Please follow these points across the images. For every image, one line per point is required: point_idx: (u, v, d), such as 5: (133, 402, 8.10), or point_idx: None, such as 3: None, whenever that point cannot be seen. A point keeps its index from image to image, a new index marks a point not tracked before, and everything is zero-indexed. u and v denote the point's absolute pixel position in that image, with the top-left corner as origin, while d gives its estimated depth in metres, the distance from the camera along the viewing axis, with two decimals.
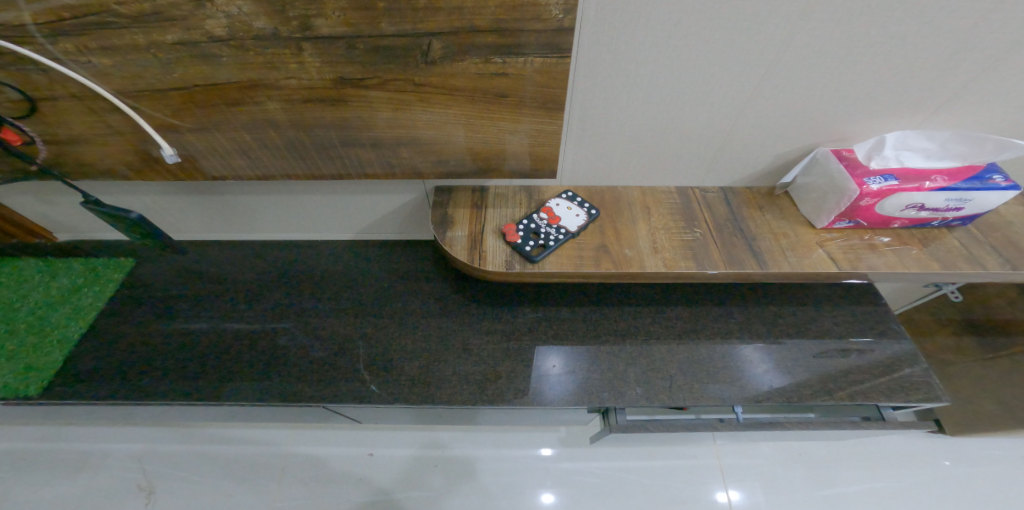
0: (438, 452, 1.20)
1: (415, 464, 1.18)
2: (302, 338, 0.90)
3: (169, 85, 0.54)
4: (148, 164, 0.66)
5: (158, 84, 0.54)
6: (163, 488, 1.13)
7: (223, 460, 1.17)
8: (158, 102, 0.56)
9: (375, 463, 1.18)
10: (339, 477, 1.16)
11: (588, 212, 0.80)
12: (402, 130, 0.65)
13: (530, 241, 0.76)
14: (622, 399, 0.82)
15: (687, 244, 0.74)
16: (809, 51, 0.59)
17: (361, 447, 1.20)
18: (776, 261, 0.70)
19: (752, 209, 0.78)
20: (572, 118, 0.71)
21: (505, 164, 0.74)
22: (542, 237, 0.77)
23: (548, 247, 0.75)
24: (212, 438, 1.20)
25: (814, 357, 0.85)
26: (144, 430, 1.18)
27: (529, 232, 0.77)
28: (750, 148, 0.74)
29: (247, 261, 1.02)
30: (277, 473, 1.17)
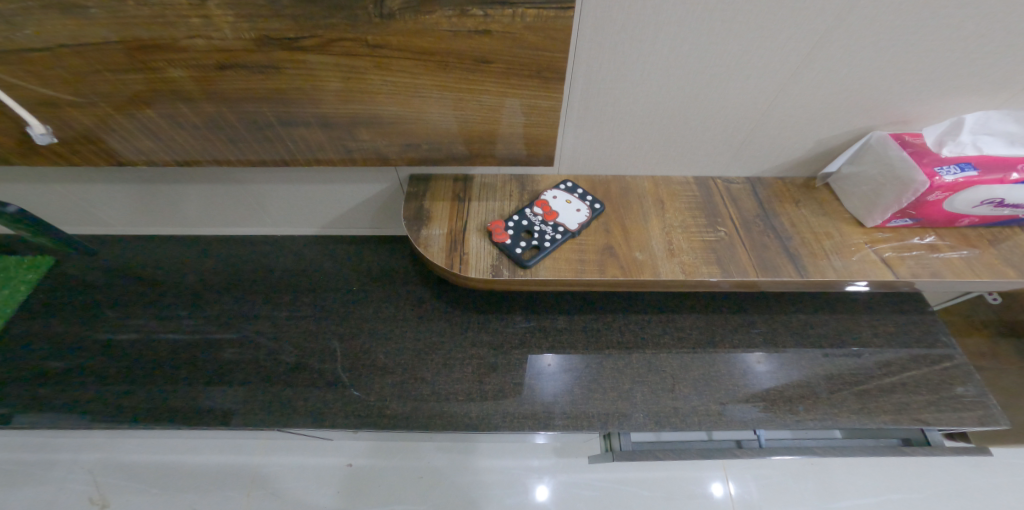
0: (423, 463, 1.09)
1: (397, 475, 1.08)
2: (255, 350, 0.78)
3: (26, 46, 0.40)
4: (29, 147, 0.52)
5: (9, 44, 0.40)
6: (118, 501, 1.01)
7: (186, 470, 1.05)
8: (15, 66, 0.42)
9: (354, 474, 1.07)
10: (314, 489, 1.05)
11: (591, 207, 0.67)
12: (358, 106, 0.51)
13: (522, 242, 0.64)
14: (628, 423, 0.70)
15: (709, 246, 0.62)
16: (880, 9, 0.46)
17: (338, 457, 1.09)
18: (818, 266, 0.58)
19: (786, 203, 0.65)
20: (574, 92, 0.58)
21: (490, 149, 0.60)
22: (536, 237, 0.64)
23: (543, 249, 0.63)
24: (171, 448, 1.07)
25: (824, 357, 0.75)
26: (95, 438, 1.05)
27: (521, 230, 0.65)
28: (787, 131, 0.61)
29: (195, 259, 0.89)
30: (245, 485, 1.05)
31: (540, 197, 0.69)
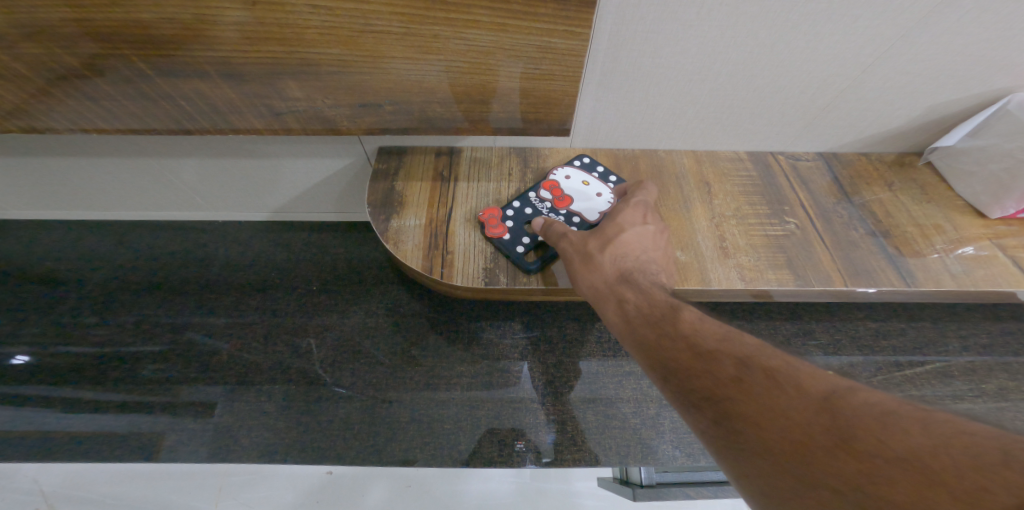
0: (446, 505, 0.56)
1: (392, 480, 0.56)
2: (185, 365, 0.63)
3: None
4: None
5: None
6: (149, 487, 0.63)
7: (87, 477, 0.56)
8: None
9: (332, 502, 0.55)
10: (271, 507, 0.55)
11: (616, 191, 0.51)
12: (279, 45, 0.34)
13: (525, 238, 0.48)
14: (653, 458, 0.58)
15: (775, 243, 0.46)
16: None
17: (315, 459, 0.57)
18: (930, 271, 0.43)
19: (870, 185, 0.49)
20: (599, 34, 0.41)
21: (480, 111, 0.43)
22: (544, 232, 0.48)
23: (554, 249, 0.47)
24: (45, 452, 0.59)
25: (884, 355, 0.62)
26: None
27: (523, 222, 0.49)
28: (885, 90, 0.45)
29: (120, 250, 0.72)
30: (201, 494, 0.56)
31: (546, 177, 0.52)
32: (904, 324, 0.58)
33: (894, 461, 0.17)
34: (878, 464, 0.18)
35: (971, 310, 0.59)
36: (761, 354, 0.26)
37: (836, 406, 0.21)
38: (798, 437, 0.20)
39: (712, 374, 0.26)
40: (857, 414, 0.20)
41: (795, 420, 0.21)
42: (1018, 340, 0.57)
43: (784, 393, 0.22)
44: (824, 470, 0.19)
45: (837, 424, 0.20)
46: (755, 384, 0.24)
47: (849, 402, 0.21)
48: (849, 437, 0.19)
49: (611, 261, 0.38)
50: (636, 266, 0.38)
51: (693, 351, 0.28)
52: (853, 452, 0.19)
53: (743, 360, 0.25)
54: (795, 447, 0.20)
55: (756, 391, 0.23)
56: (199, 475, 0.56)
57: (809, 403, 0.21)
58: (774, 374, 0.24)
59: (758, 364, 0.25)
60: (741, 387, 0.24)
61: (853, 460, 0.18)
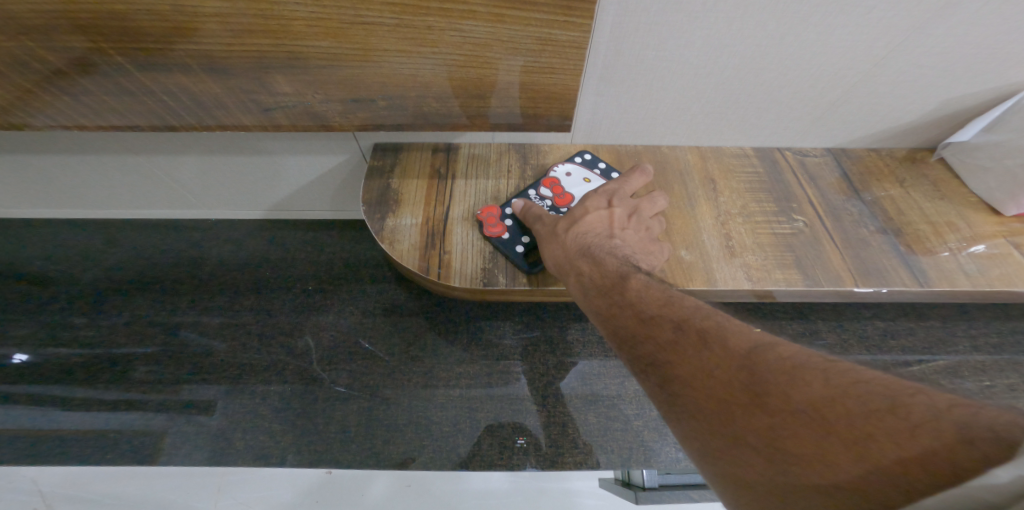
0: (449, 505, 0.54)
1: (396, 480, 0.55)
2: (179, 366, 0.62)
3: None
4: None
5: None
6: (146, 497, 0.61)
7: (77, 478, 0.54)
8: None
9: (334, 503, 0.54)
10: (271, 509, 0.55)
11: None
12: (265, 37, 0.32)
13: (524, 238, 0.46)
14: (656, 460, 0.57)
15: (783, 241, 0.45)
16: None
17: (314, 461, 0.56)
18: (943, 270, 0.42)
19: (880, 182, 0.48)
20: (602, 25, 0.39)
21: (478, 106, 0.42)
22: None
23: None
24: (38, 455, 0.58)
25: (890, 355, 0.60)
26: None
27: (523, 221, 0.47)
28: (898, 83, 0.44)
29: (111, 249, 0.71)
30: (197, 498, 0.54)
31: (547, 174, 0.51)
32: (913, 323, 0.57)
33: (796, 412, 0.19)
34: (784, 416, 0.19)
35: (982, 309, 0.58)
36: (698, 316, 0.27)
37: (756, 363, 0.22)
38: (719, 393, 0.22)
39: (653, 337, 0.27)
40: (772, 370, 0.21)
41: (718, 377, 0.22)
42: None
43: (710, 351, 0.24)
44: (744, 425, 0.20)
45: (756, 380, 0.21)
46: (689, 345, 0.25)
47: (766, 357, 0.22)
48: (764, 391, 0.20)
49: (573, 239, 0.38)
50: (597, 242, 0.38)
51: (640, 317, 0.29)
52: (765, 407, 0.20)
53: (680, 324, 0.27)
54: (719, 404, 0.22)
55: (691, 352, 0.24)
56: (198, 475, 0.55)
57: (731, 359, 0.23)
58: (704, 334, 0.25)
59: (693, 327, 0.26)
60: (677, 350, 0.25)
61: (761, 413, 0.20)
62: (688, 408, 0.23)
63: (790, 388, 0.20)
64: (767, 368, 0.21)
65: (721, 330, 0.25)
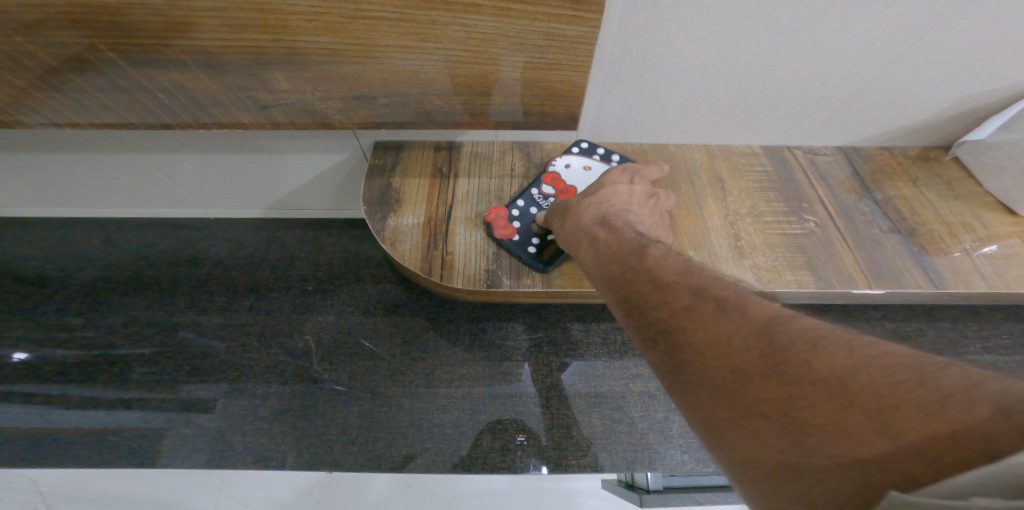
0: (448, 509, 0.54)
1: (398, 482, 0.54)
2: (177, 368, 0.61)
3: None
4: None
5: None
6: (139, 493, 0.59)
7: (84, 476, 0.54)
8: None
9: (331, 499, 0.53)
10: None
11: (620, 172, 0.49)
12: (263, 32, 0.31)
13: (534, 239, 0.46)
14: (661, 463, 0.56)
15: (794, 242, 0.44)
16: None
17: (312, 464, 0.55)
18: (958, 271, 0.41)
19: (893, 181, 0.47)
20: (612, 19, 0.38)
21: (483, 104, 0.41)
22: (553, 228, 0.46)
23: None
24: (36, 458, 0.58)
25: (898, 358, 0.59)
26: None
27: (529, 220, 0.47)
28: (915, 80, 0.42)
29: (108, 249, 0.70)
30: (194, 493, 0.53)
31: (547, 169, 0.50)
32: (924, 324, 0.56)
33: (820, 383, 0.17)
34: (803, 387, 0.17)
35: (994, 310, 0.57)
36: (715, 287, 0.25)
37: (778, 334, 0.20)
38: (734, 361, 0.20)
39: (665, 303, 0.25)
40: (793, 340, 0.19)
41: (736, 345, 0.20)
42: None
43: (730, 320, 0.22)
44: (756, 391, 0.18)
45: (775, 347, 0.19)
46: (704, 311, 0.23)
47: (789, 328, 0.20)
48: (782, 360, 0.19)
49: (591, 207, 0.38)
50: (614, 212, 0.37)
51: (649, 286, 0.27)
52: (785, 377, 0.18)
53: (697, 292, 0.24)
54: (733, 371, 0.20)
55: (703, 319, 0.23)
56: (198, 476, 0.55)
57: (752, 328, 0.21)
58: (722, 302, 0.23)
59: (711, 295, 0.24)
60: (689, 317, 0.23)
61: (783, 383, 0.18)
62: (694, 377, 0.21)
63: (812, 358, 0.18)
64: (788, 339, 0.19)
65: (737, 300, 0.23)
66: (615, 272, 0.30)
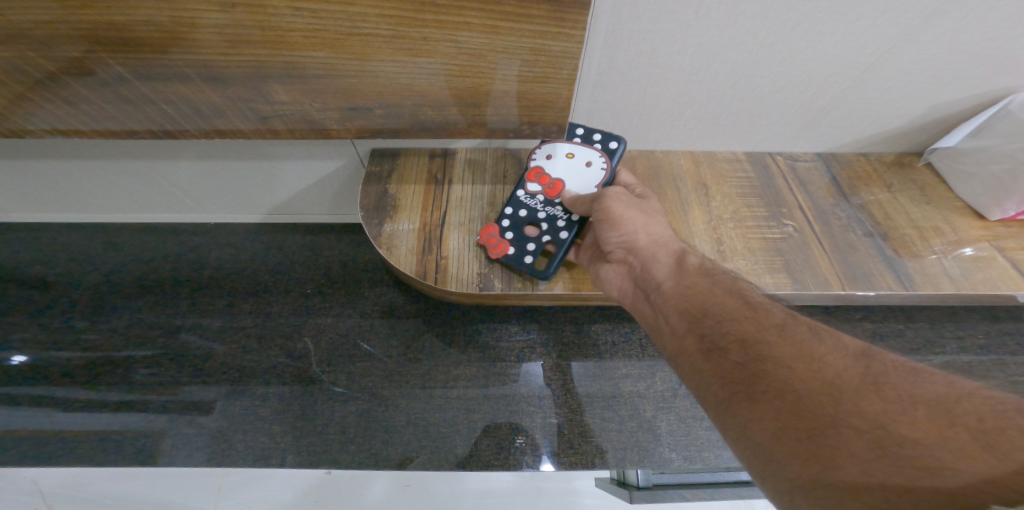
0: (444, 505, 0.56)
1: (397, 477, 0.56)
2: (180, 369, 0.63)
3: None
4: None
5: None
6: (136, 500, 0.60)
7: (94, 472, 0.56)
8: None
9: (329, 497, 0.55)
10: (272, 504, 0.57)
11: (608, 152, 0.46)
12: (263, 49, 0.33)
13: (529, 246, 0.46)
14: (650, 460, 0.58)
15: (774, 246, 0.45)
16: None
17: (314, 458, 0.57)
18: (928, 274, 0.42)
19: (870, 186, 0.49)
20: (597, 33, 0.40)
21: (474, 114, 0.43)
22: (546, 230, 0.46)
23: (561, 244, 0.45)
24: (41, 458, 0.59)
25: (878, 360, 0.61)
26: None
27: (519, 225, 0.47)
28: (888, 90, 0.44)
29: (112, 254, 0.72)
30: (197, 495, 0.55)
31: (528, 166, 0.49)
32: (904, 324, 0.58)
33: (922, 408, 0.21)
34: (903, 409, 0.21)
35: (972, 310, 0.59)
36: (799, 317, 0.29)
37: (874, 363, 0.24)
38: (831, 379, 0.23)
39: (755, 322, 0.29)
40: (892, 370, 0.23)
41: (837, 366, 0.24)
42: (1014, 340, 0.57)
43: (832, 345, 0.25)
44: (854, 405, 0.22)
45: (870, 371, 0.23)
46: (801, 335, 0.27)
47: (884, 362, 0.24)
48: (880, 383, 0.23)
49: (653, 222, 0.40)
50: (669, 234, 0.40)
51: (737, 304, 0.30)
52: (890, 397, 0.22)
53: (786, 320, 0.28)
54: (831, 386, 0.23)
55: (793, 340, 0.27)
56: (198, 475, 0.56)
57: (849, 354, 0.25)
58: (817, 330, 0.27)
59: (803, 322, 0.28)
60: (781, 334, 0.27)
61: (887, 402, 0.22)
62: (775, 390, 0.24)
63: (907, 386, 0.22)
64: (886, 366, 0.23)
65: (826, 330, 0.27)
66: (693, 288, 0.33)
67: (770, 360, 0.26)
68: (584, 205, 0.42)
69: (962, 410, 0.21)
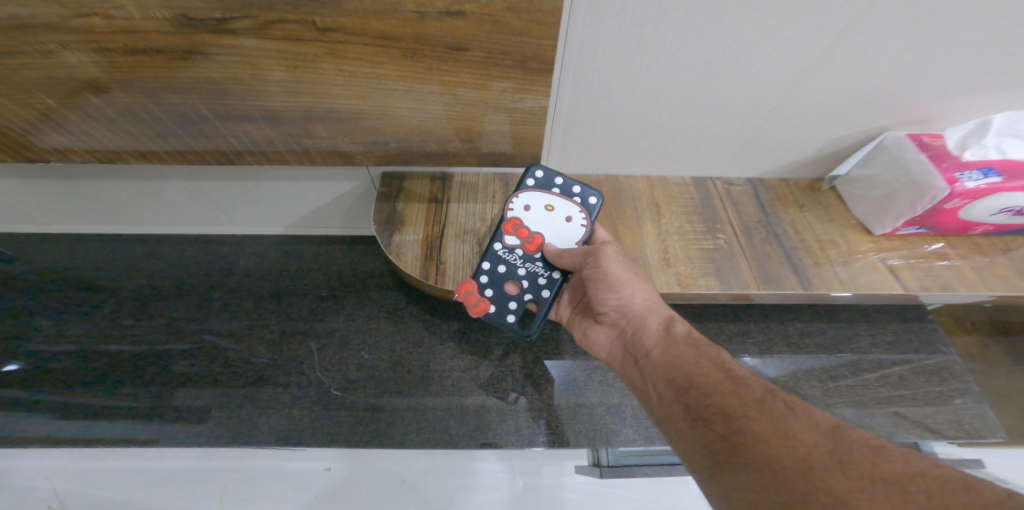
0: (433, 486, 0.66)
1: (385, 481, 0.66)
2: (212, 360, 0.72)
3: None
4: None
5: None
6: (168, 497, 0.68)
7: (120, 468, 0.65)
8: None
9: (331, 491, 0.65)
10: (275, 499, 0.65)
11: (583, 205, 0.55)
12: (311, 98, 0.44)
13: (511, 303, 0.54)
14: (616, 439, 0.67)
15: (707, 255, 0.57)
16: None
17: (315, 458, 0.67)
18: (824, 278, 0.54)
19: (787, 207, 0.61)
20: (563, 84, 0.52)
21: (469, 148, 0.54)
22: (526, 287, 0.54)
23: (543, 302, 0.53)
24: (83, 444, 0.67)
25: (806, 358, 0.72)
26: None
27: (499, 281, 0.54)
28: (793, 129, 0.57)
29: (148, 260, 0.81)
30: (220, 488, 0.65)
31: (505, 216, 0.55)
32: (828, 324, 0.69)
33: (881, 485, 0.28)
34: (865, 486, 0.28)
35: (883, 312, 0.70)
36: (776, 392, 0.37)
37: (840, 443, 0.31)
38: (802, 458, 0.30)
39: (736, 398, 0.36)
40: (857, 452, 0.30)
41: (807, 444, 0.31)
42: (917, 336, 0.68)
43: (805, 427, 0.32)
44: (820, 483, 0.29)
45: (837, 449, 0.30)
46: (779, 413, 0.34)
47: (848, 440, 0.31)
48: (846, 461, 0.30)
49: (648, 299, 0.48)
50: (661, 308, 0.48)
51: (722, 383, 0.38)
52: (851, 474, 0.29)
53: (763, 397, 0.36)
54: (804, 466, 0.30)
55: (772, 413, 0.34)
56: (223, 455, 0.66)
57: (819, 433, 0.32)
58: (790, 409, 0.34)
59: (778, 399, 0.35)
60: (759, 411, 0.34)
61: (849, 481, 0.28)
62: (753, 467, 0.31)
63: (870, 466, 0.29)
64: (849, 446, 0.31)
65: (801, 407, 0.34)
66: (682, 362, 0.42)
67: (753, 433, 0.33)
68: (573, 257, 0.50)
69: (916, 488, 0.27)
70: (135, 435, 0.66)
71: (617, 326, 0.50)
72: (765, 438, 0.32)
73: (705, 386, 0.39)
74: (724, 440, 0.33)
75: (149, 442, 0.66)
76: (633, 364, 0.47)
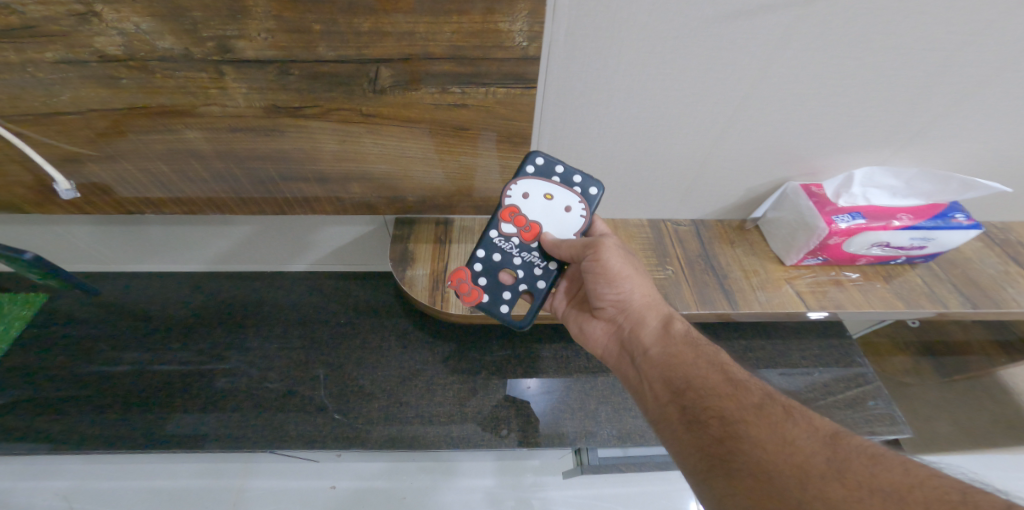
0: (423, 496, 0.81)
1: (386, 498, 0.81)
2: (248, 379, 0.82)
3: (70, 110, 0.49)
4: (46, 187, 0.59)
5: (57, 109, 0.49)
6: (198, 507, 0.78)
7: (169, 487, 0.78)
8: (60, 125, 0.50)
9: (338, 502, 0.80)
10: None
11: (584, 193, 0.64)
12: (350, 163, 0.59)
13: (506, 292, 0.64)
14: (594, 439, 0.79)
15: (660, 282, 0.71)
16: (780, 76, 0.56)
17: (321, 477, 0.82)
18: (746, 299, 0.69)
19: (723, 244, 0.76)
20: (541, 145, 0.67)
21: (469, 199, 0.69)
22: (519, 277, 0.65)
23: (536, 292, 0.64)
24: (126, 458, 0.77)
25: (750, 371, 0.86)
26: (31, 451, 0.77)
27: (494, 270, 0.65)
28: (720, 181, 0.73)
29: (184, 293, 0.92)
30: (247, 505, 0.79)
31: (507, 203, 0.64)
32: (767, 340, 0.83)
33: (876, 490, 0.34)
34: (861, 490, 0.34)
35: (813, 330, 0.84)
36: (776, 401, 0.44)
37: (838, 453, 0.37)
38: (798, 463, 0.37)
39: (737, 404, 0.44)
40: (856, 462, 0.36)
41: (805, 450, 0.38)
42: (839, 349, 0.82)
43: (808, 438, 0.39)
44: (816, 487, 0.35)
45: (835, 459, 0.37)
46: (778, 421, 0.41)
47: (849, 453, 0.37)
48: (846, 471, 0.35)
49: (645, 301, 0.60)
50: (655, 309, 0.59)
51: (726, 389, 0.46)
52: (848, 480, 0.35)
53: (762, 405, 0.43)
54: (800, 471, 0.36)
55: (769, 421, 0.41)
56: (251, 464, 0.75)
57: (817, 442, 0.38)
58: (789, 419, 0.41)
59: (779, 408, 0.42)
60: (758, 420, 0.41)
61: (849, 486, 0.34)
62: (748, 469, 0.38)
63: (870, 475, 0.35)
64: (846, 456, 0.37)
65: (804, 418, 0.41)
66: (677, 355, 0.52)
67: (753, 440, 0.40)
68: (571, 247, 0.61)
69: (916, 495, 0.33)
70: (170, 447, 0.74)
71: (614, 321, 0.62)
72: (762, 445, 0.39)
73: (705, 389, 0.47)
74: (722, 444, 0.41)
75: (185, 452, 0.75)
76: (625, 351, 0.59)
